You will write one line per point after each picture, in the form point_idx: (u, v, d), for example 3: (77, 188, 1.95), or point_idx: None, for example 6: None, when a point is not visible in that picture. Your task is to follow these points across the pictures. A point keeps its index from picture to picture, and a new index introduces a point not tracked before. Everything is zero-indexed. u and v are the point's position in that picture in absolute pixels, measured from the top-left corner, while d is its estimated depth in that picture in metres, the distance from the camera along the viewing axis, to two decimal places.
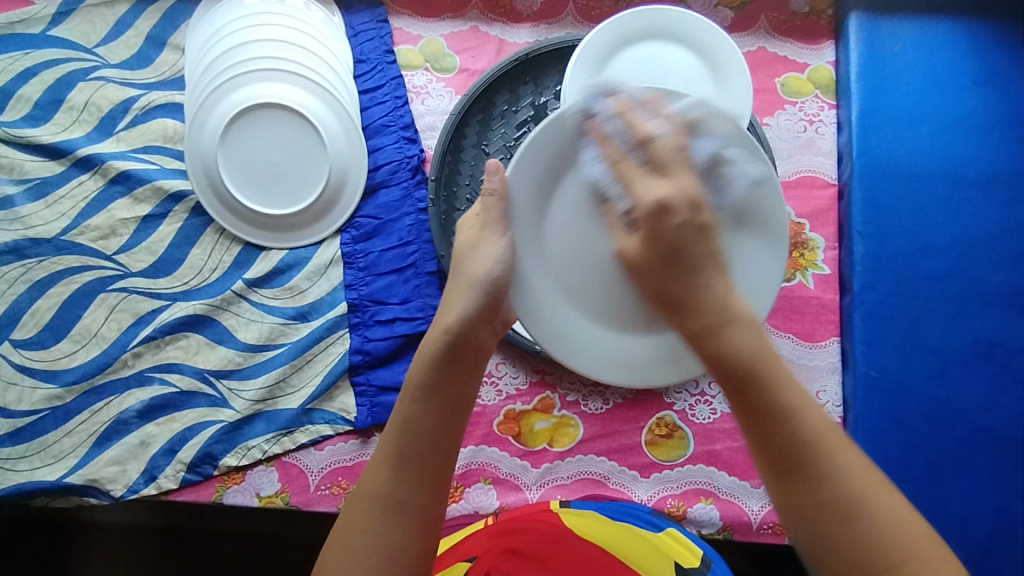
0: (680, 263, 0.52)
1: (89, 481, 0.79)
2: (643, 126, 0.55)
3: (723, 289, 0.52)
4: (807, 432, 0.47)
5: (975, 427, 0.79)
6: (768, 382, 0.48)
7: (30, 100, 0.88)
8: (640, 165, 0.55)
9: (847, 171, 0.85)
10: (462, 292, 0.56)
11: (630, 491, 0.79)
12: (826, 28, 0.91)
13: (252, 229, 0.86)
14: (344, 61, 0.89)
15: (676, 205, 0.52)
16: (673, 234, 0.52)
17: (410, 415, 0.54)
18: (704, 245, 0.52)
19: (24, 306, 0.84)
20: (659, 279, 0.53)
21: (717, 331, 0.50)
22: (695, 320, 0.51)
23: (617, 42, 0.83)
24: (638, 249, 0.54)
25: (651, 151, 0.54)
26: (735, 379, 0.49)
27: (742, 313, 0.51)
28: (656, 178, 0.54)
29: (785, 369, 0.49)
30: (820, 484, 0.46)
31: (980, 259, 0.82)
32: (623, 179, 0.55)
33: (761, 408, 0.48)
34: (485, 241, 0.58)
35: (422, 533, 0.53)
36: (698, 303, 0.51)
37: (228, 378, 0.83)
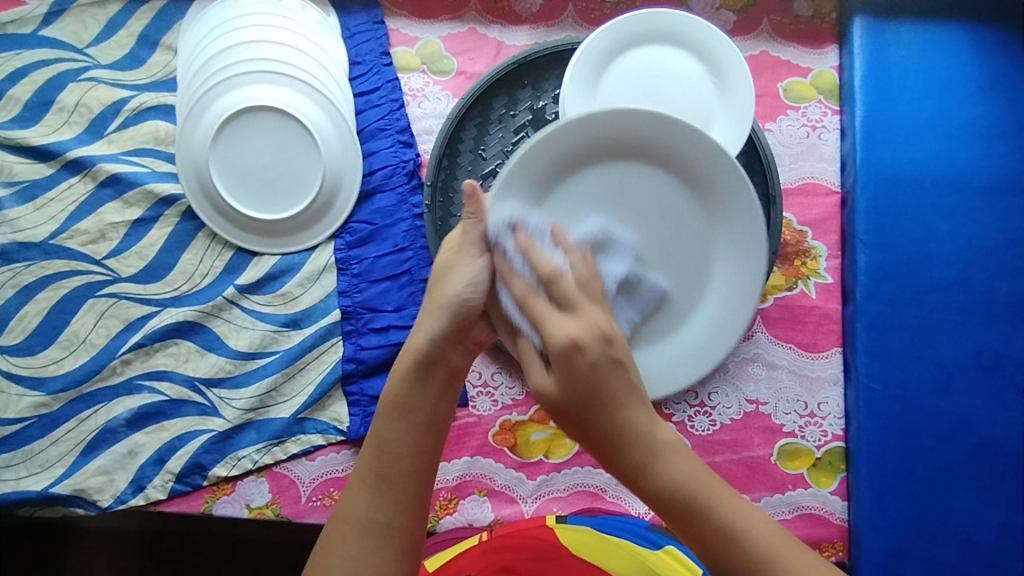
0: (603, 404, 0.50)
1: (77, 491, 0.78)
2: (548, 258, 0.56)
3: (644, 420, 0.51)
4: (726, 532, 0.49)
5: (979, 440, 0.77)
6: (702, 515, 0.49)
7: (20, 101, 0.87)
8: (537, 353, 0.55)
9: (851, 178, 0.84)
10: (432, 313, 0.57)
11: (627, 504, 0.78)
12: (830, 32, 0.89)
13: (244, 234, 0.85)
14: (339, 64, 0.88)
15: (586, 344, 0.51)
16: (590, 376, 0.50)
17: (385, 435, 0.55)
18: (623, 376, 0.51)
19: (12, 312, 0.82)
20: (581, 423, 0.51)
21: (649, 466, 0.50)
22: (623, 460, 0.50)
23: (617, 46, 0.81)
24: (556, 392, 0.52)
25: (556, 287, 0.54)
26: (673, 513, 0.50)
27: (667, 440, 0.51)
28: (562, 316, 0.53)
29: (723, 489, 0.51)
30: (700, 514, 0.49)
31: (985, 269, 0.81)
32: (533, 320, 0.54)
33: (696, 537, 0.50)
34: (461, 263, 0.58)
35: (402, 556, 0.53)
36: (627, 441, 0.50)
37: (218, 386, 0.82)
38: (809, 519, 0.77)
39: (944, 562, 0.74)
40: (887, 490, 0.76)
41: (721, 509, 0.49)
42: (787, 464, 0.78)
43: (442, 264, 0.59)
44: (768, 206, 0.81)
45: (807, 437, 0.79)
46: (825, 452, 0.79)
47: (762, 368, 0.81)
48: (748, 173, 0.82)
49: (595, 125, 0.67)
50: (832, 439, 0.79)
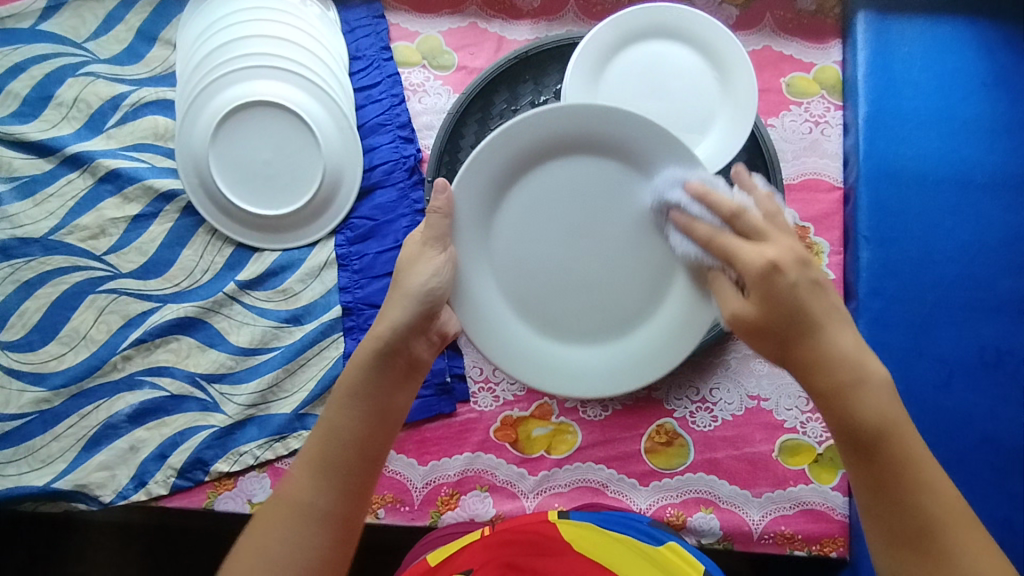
0: (800, 331, 0.53)
1: (78, 487, 0.78)
2: (727, 198, 0.59)
3: (848, 343, 0.53)
4: (880, 430, 0.51)
5: (981, 436, 0.77)
6: (893, 437, 0.50)
7: (18, 96, 0.86)
8: (728, 279, 0.61)
9: (854, 174, 0.83)
10: (399, 302, 0.59)
11: (629, 500, 0.78)
12: (833, 27, 0.89)
13: (245, 229, 0.85)
14: (339, 58, 0.87)
15: (784, 265, 0.54)
16: (789, 296, 0.53)
17: (338, 420, 0.56)
18: (821, 299, 0.54)
19: (12, 307, 0.82)
20: (782, 341, 0.54)
21: (849, 391, 0.51)
22: (822, 379, 0.53)
23: (619, 40, 0.81)
24: (755, 312, 0.55)
25: (741, 220, 0.58)
26: (864, 437, 0.51)
27: (877, 372, 0.52)
28: (752, 244, 0.57)
29: (913, 437, 0.51)
30: (874, 447, 0.51)
31: (988, 265, 0.81)
32: (724, 253, 0.58)
33: (872, 472, 0.51)
34: (426, 255, 0.62)
35: (338, 544, 0.53)
36: (831, 361, 0.52)
37: (219, 382, 0.81)
38: (810, 514, 0.77)
39: None
40: None
41: (907, 443, 0.50)
42: (788, 459, 0.78)
43: (408, 256, 0.62)
44: None
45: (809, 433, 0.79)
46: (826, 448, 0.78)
47: (764, 364, 0.80)
48: (750, 168, 0.82)
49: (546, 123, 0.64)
50: None
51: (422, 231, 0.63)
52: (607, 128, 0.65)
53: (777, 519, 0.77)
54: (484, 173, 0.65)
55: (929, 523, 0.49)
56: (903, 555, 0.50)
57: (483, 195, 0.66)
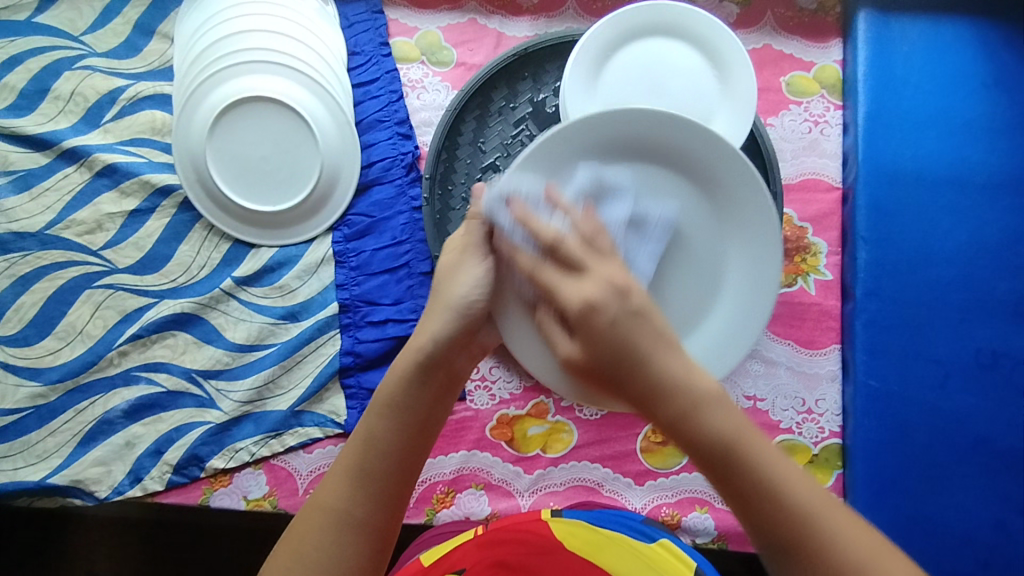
0: (632, 364, 0.48)
1: (74, 482, 0.78)
2: (548, 224, 0.54)
3: (677, 367, 0.48)
4: (720, 442, 0.45)
5: (976, 439, 0.77)
6: (740, 457, 0.45)
7: (15, 90, 0.86)
8: (557, 322, 0.54)
9: (853, 175, 0.83)
10: (438, 315, 0.58)
11: (624, 499, 0.78)
12: (834, 26, 0.88)
13: (242, 225, 0.84)
14: (338, 54, 0.87)
15: (603, 301, 0.49)
16: (609, 335, 0.48)
17: (376, 432, 0.55)
18: (649, 329, 0.49)
19: (8, 301, 0.82)
20: (611, 385, 0.49)
21: (687, 415, 0.46)
22: (663, 409, 0.47)
23: (619, 37, 0.80)
24: (580, 356, 0.50)
25: (560, 252, 0.52)
26: (713, 460, 0.46)
27: (709, 388, 0.47)
28: (577, 280, 0.51)
29: (767, 451, 0.46)
30: (724, 462, 0.45)
31: (986, 267, 0.80)
32: (545, 289, 0.53)
33: (734, 495, 0.46)
34: (465, 265, 0.60)
35: (374, 556, 0.53)
36: (664, 388, 0.47)
37: (216, 379, 0.81)
38: None
39: (939, 557, 0.74)
40: (883, 488, 0.76)
41: (757, 461, 0.45)
42: None
43: (447, 267, 0.61)
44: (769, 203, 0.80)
45: (805, 434, 0.79)
46: (822, 448, 0.79)
47: (759, 364, 0.80)
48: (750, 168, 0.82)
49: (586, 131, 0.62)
50: (830, 436, 0.79)
51: (461, 237, 0.62)
52: (659, 133, 0.63)
53: None
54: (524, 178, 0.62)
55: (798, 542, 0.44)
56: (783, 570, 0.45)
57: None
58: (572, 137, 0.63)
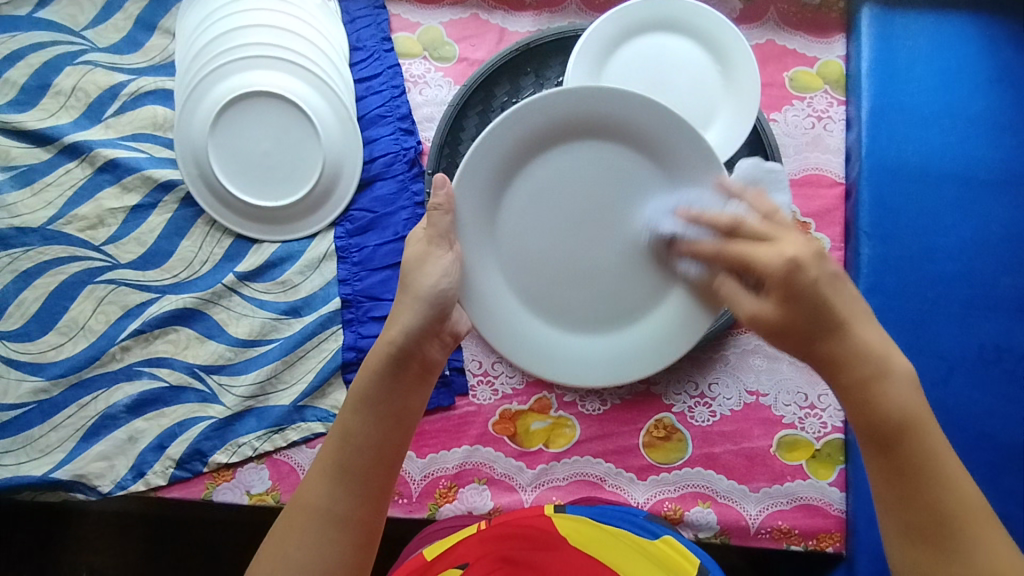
0: (822, 330, 0.54)
1: (76, 477, 0.78)
2: (722, 213, 0.62)
3: (867, 339, 0.54)
4: (902, 417, 0.52)
5: (979, 433, 0.77)
6: (916, 435, 0.51)
7: (16, 85, 0.85)
8: (740, 284, 0.61)
9: (856, 170, 0.83)
10: (410, 306, 0.59)
11: (626, 494, 0.78)
12: (837, 21, 0.88)
13: (244, 220, 0.84)
14: (339, 49, 0.87)
15: (806, 262, 0.55)
16: (812, 292, 0.54)
17: (351, 427, 0.56)
18: (844, 293, 0.55)
19: (10, 296, 0.82)
20: (805, 341, 0.55)
21: (871, 384, 0.53)
22: (852, 371, 0.53)
23: (622, 32, 0.80)
24: (775, 315, 0.56)
25: (742, 229, 0.60)
26: (886, 429, 0.52)
27: (900, 367, 0.53)
28: (761, 244, 0.58)
29: (939, 438, 0.52)
30: (899, 436, 0.51)
31: (989, 262, 0.80)
32: (739, 259, 0.60)
33: (893, 463, 0.51)
34: (434, 255, 0.62)
35: (358, 550, 0.53)
36: (860, 353, 0.53)
37: (218, 374, 0.81)
38: (809, 510, 0.77)
39: None
40: None
41: (931, 442, 0.51)
42: (787, 455, 0.78)
43: (413, 258, 0.62)
44: None
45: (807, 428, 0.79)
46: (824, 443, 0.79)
47: (762, 359, 0.80)
48: None
49: (540, 113, 0.66)
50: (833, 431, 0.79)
51: (427, 230, 0.64)
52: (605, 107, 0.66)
53: (774, 514, 0.77)
54: (488, 162, 0.66)
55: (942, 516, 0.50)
56: (914, 545, 0.51)
57: (486, 186, 0.67)
58: (529, 119, 0.66)
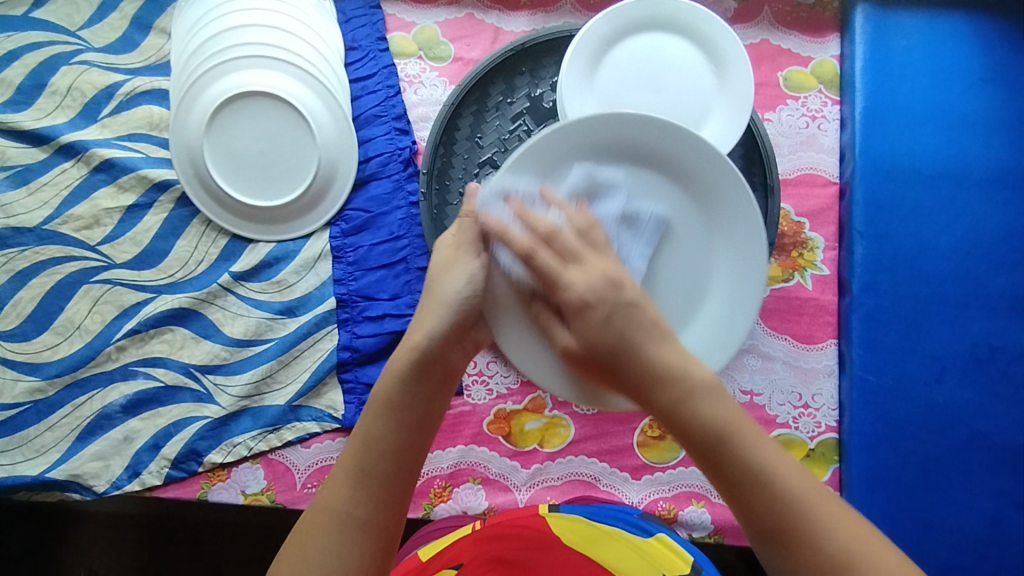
0: (626, 355, 0.51)
1: (72, 476, 0.78)
2: (543, 218, 0.57)
3: (674, 354, 0.51)
4: (715, 427, 0.48)
5: (972, 433, 0.77)
6: (731, 443, 0.47)
7: (12, 84, 0.86)
8: (551, 311, 0.58)
9: (850, 169, 0.83)
10: (433, 311, 0.58)
11: (620, 493, 0.78)
12: (832, 20, 0.88)
13: (239, 220, 0.84)
14: (335, 48, 0.87)
15: (597, 296, 0.53)
16: (607, 327, 0.52)
17: (374, 431, 0.54)
18: (642, 321, 0.52)
19: (6, 297, 0.82)
20: (606, 371, 0.53)
21: (682, 405, 0.49)
22: (663, 395, 0.50)
23: (616, 31, 0.80)
24: (576, 346, 0.55)
25: (557, 241, 0.55)
26: (705, 448, 0.48)
27: (702, 378, 0.50)
28: (570, 268, 0.55)
29: (753, 431, 0.48)
30: (717, 452, 0.47)
31: (982, 261, 0.81)
32: (544, 276, 0.55)
33: (726, 479, 0.47)
34: (461, 262, 0.60)
35: (377, 559, 0.52)
36: (659, 375, 0.50)
37: (214, 373, 0.82)
38: None
39: (935, 551, 0.74)
40: (878, 480, 0.76)
41: (748, 446, 0.47)
42: None
43: (441, 262, 0.61)
44: (766, 197, 0.81)
45: (801, 428, 0.79)
46: (818, 443, 0.79)
47: (756, 359, 0.81)
48: (747, 163, 0.82)
49: (565, 138, 0.61)
50: (826, 430, 0.79)
51: (454, 235, 0.62)
52: (631, 136, 0.62)
53: None
54: (513, 188, 0.61)
55: (783, 522, 0.45)
56: (776, 554, 0.46)
57: (519, 204, 0.62)
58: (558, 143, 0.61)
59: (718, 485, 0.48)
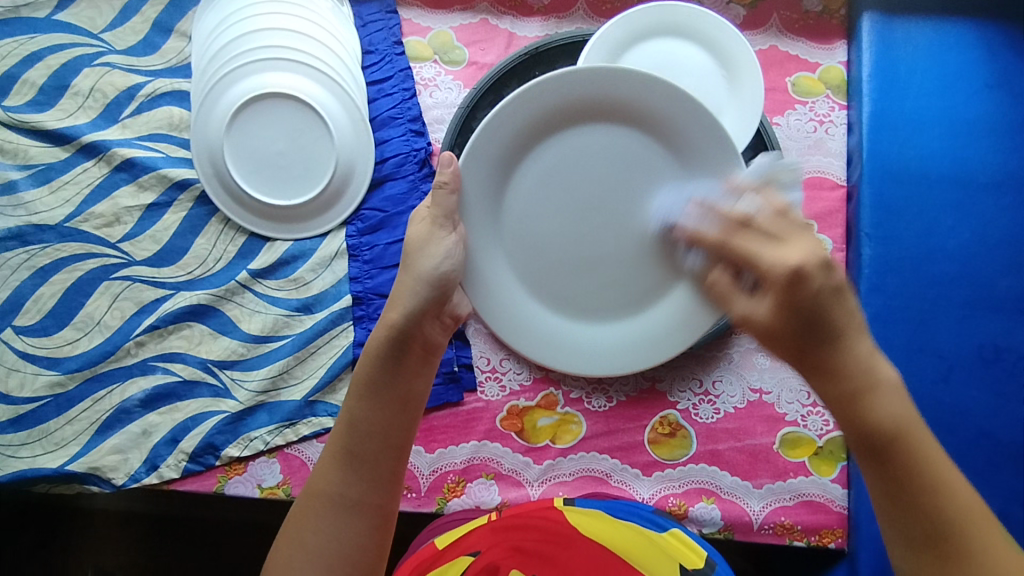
0: (819, 336, 0.52)
1: (90, 469, 0.79)
2: (733, 208, 0.61)
3: (867, 352, 0.52)
4: (897, 421, 0.49)
5: (979, 432, 0.79)
6: (911, 438, 0.49)
7: (35, 85, 0.88)
8: (742, 289, 0.61)
9: (857, 173, 0.85)
10: (410, 287, 0.61)
11: (631, 489, 0.79)
12: (838, 28, 0.90)
13: (257, 218, 0.86)
14: (352, 52, 0.89)
15: (810, 271, 0.53)
16: (813, 305, 0.52)
17: (357, 413, 0.57)
18: (849, 307, 0.52)
19: (28, 293, 0.84)
20: (797, 352, 0.53)
21: (860, 397, 0.50)
22: (841, 384, 0.51)
23: (628, 37, 0.82)
24: (771, 319, 0.55)
25: (754, 225, 0.59)
26: (877, 439, 0.49)
27: (887, 376, 0.51)
28: (773, 248, 0.57)
29: (931, 441, 0.49)
30: (890, 442, 0.49)
31: (988, 263, 0.82)
32: (744, 255, 0.59)
33: (889, 474, 0.49)
34: (436, 237, 0.64)
35: (374, 532, 0.56)
36: (847, 367, 0.51)
37: (231, 368, 0.83)
38: (811, 506, 0.78)
39: None
40: None
41: (927, 445, 0.49)
42: (789, 452, 0.79)
43: (417, 238, 0.64)
44: None
45: (809, 426, 0.80)
46: (826, 441, 0.80)
47: (765, 358, 0.82)
48: None
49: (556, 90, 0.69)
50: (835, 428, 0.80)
51: (430, 209, 0.66)
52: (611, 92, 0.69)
53: (778, 510, 0.78)
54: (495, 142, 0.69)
55: (942, 524, 0.48)
56: (925, 560, 0.48)
57: (490, 170, 0.70)
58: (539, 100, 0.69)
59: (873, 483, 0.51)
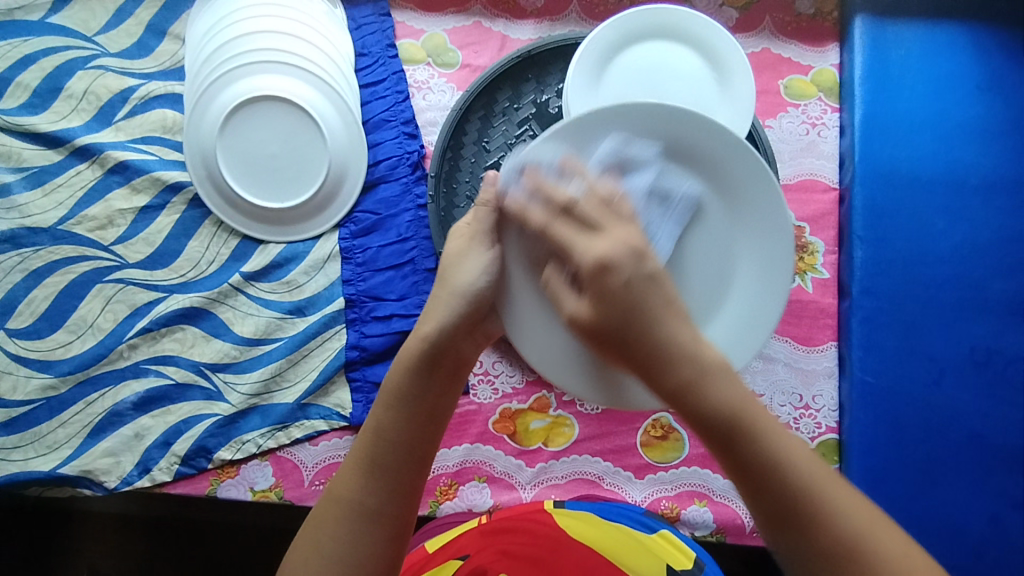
0: (638, 316, 0.45)
1: (83, 472, 0.79)
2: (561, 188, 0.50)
3: (688, 337, 0.46)
4: (734, 413, 0.44)
5: (971, 434, 0.79)
6: (745, 434, 0.43)
7: (28, 88, 0.88)
8: (562, 277, 0.50)
9: (849, 175, 0.85)
10: (445, 301, 0.54)
11: (624, 492, 0.79)
12: (831, 30, 0.91)
13: (249, 221, 0.86)
14: (346, 55, 0.89)
15: (618, 261, 0.46)
16: (624, 293, 0.46)
17: (384, 422, 0.53)
18: (661, 295, 0.46)
19: (21, 295, 0.83)
20: (618, 344, 0.46)
21: (692, 389, 0.44)
22: (669, 377, 0.45)
23: (621, 39, 0.82)
24: (589, 316, 0.47)
25: (577, 212, 0.49)
26: (718, 430, 0.44)
27: (715, 360, 0.45)
28: (593, 237, 0.48)
29: (768, 417, 0.44)
30: (729, 433, 0.43)
31: (980, 266, 0.82)
32: (560, 245, 0.49)
33: (738, 465, 0.43)
34: (473, 252, 0.55)
35: (390, 544, 0.52)
36: (672, 354, 0.45)
37: (224, 371, 0.83)
38: None
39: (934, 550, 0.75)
40: (878, 480, 0.77)
41: (759, 442, 0.43)
42: None
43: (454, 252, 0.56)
44: None
45: (802, 429, 0.81)
46: (819, 444, 0.81)
47: (757, 361, 0.82)
48: None
49: None
50: (825, 431, 0.81)
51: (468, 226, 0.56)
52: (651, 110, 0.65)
53: None
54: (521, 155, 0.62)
55: (794, 509, 0.42)
56: (789, 541, 0.42)
57: None
58: None
59: (732, 479, 0.45)
